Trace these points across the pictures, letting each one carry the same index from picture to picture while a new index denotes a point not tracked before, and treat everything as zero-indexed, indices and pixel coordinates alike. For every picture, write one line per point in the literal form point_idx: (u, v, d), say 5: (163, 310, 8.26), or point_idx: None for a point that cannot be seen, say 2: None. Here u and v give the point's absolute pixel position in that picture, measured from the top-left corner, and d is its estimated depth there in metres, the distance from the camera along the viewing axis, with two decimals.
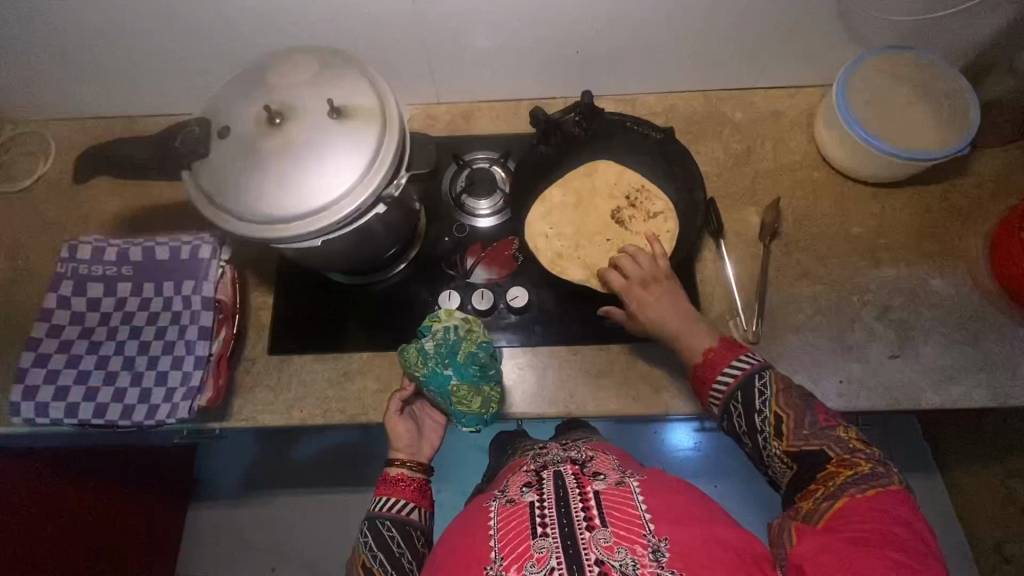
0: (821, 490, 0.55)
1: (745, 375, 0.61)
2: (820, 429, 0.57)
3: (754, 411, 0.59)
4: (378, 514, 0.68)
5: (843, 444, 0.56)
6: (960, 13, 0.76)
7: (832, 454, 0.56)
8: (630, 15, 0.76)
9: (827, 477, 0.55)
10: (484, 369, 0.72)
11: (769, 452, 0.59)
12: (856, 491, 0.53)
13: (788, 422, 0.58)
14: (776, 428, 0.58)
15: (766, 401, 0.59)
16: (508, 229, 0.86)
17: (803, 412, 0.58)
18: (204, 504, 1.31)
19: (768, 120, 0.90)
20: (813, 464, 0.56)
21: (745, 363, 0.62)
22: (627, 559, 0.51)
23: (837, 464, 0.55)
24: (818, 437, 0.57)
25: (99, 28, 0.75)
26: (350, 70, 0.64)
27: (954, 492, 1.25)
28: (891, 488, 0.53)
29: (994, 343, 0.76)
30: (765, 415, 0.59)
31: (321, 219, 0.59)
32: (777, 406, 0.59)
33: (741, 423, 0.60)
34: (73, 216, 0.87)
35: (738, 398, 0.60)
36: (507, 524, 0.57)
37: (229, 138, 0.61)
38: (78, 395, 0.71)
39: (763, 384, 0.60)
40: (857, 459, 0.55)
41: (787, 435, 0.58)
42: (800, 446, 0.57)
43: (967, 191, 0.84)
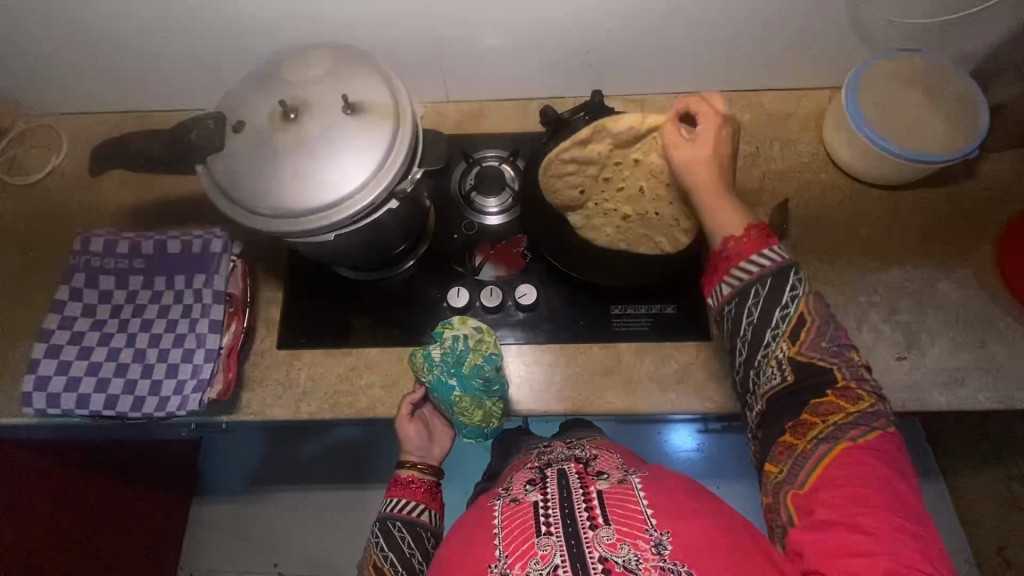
0: (817, 425, 0.53)
1: (777, 266, 0.56)
2: (837, 345, 0.55)
3: (778, 304, 0.56)
4: (389, 515, 0.71)
5: (853, 371, 0.55)
6: (971, 16, 0.76)
7: (838, 377, 0.54)
8: (640, 16, 0.77)
9: (826, 408, 0.53)
10: (487, 384, 0.74)
11: (771, 354, 0.56)
12: (854, 435, 0.52)
13: (809, 329, 0.55)
14: (794, 330, 0.55)
15: (795, 298, 0.56)
16: (516, 226, 0.86)
17: (827, 325, 0.56)
18: (208, 499, 1.32)
19: (777, 121, 0.90)
20: (815, 382, 0.54)
21: (778, 256, 0.57)
22: (630, 554, 0.52)
23: (839, 391, 0.54)
24: (833, 354, 0.54)
25: (113, 23, 0.75)
26: (365, 66, 0.64)
27: (957, 496, 1.25)
28: (885, 432, 0.52)
29: (1000, 346, 0.76)
30: (788, 311, 0.55)
31: (335, 212, 0.60)
32: (802, 307, 0.56)
33: (754, 314, 0.57)
34: (84, 209, 0.87)
35: (766, 284, 0.56)
36: (511, 522, 0.58)
37: (243, 131, 0.61)
38: (89, 387, 0.71)
39: (796, 279, 0.56)
40: (861, 393, 0.54)
41: (801, 342, 0.55)
42: (810, 357, 0.55)
43: (975, 194, 0.84)
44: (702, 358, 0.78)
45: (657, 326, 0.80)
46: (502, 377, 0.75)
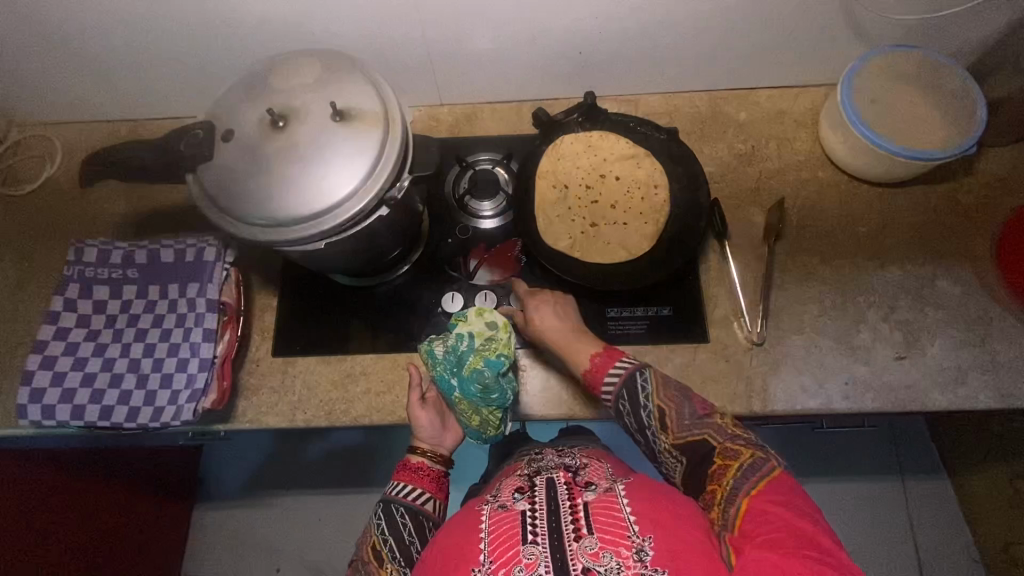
0: (720, 493, 0.59)
1: (627, 374, 0.68)
2: (698, 418, 0.65)
3: (640, 407, 0.66)
4: (392, 498, 0.72)
5: (724, 432, 0.63)
6: (965, 12, 0.76)
7: (714, 443, 0.63)
8: (631, 15, 0.76)
9: (719, 473, 0.61)
10: (485, 391, 0.72)
11: (659, 446, 0.66)
12: (746, 487, 0.57)
13: (671, 415, 0.65)
14: (661, 422, 0.65)
15: (648, 396, 0.66)
16: (511, 230, 0.86)
17: (683, 405, 0.66)
18: (209, 507, 1.31)
19: (772, 120, 0.89)
20: (702, 458, 0.63)
21: (627, 363, 0.69)
22: (613, 562, 0.52)
23: (722, 455, 0.62)
24: (697, 427, 0.64)
25: (103, 32, 0.75)
26: (354, 72, 0.64)
27: (963, 494, 1.24)
28: (774, 477, 0.58)
29: (1001, 344, 0.75)
30: (649, 409, 0.66)
31: (323, 222, 0.59)
32: (658, 402, 0.66)
33: (630, 420, 0.67)
34: (78, 218, 0.87)
35: (625, 395, 0.67)
36: (498, 528, 0.58)
37: (233, 140, 0.61)
38: (83, 398, 0.71)
39: (644, 380, 0.67)
40: (739, 449, 0.61)
41: (672, 429, 0.65)
42: (685, 437, 0.64)
43: (974, 190, 0.83)
44: (699, 361, 0.77)
45: (654, 328, 0.79)
46: (502, 385, 0.72)
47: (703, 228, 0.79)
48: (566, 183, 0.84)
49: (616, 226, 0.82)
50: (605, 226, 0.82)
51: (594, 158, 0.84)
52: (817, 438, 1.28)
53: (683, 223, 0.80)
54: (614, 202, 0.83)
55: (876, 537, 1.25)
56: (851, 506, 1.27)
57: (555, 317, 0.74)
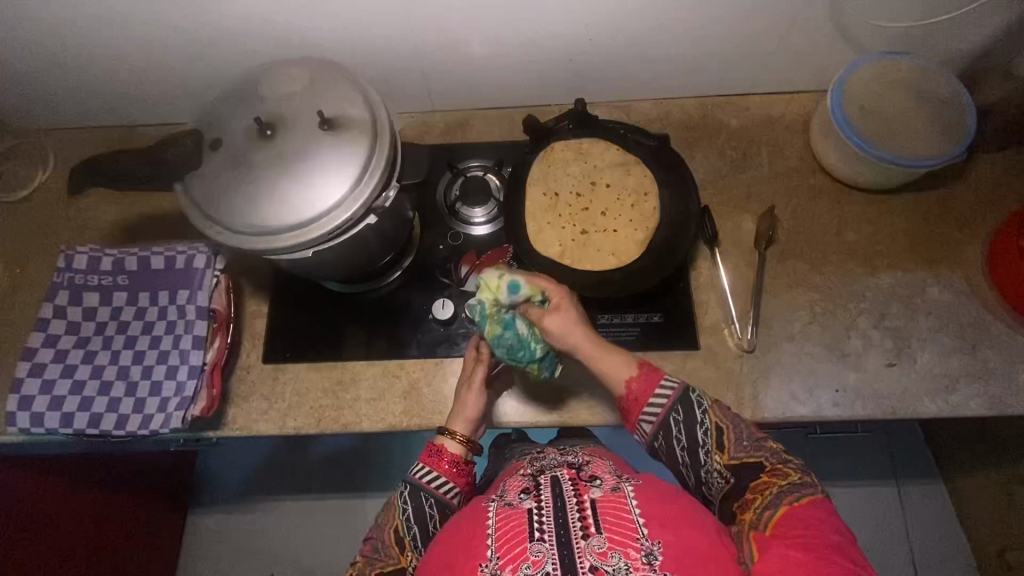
0: (758, 500, 0.60)
1: (678, 393, 0.66)
2: (755, 442, 0.64)
3: (695, 423, 0.65)
4: (421, 484, 0.70)
5: (777, 455, 0.63)
6: (955, 19, 0.76)
7: (767, 463, 0.62)
8: (621, 22, 0.76)
9: (763, 486, 0.61)
10: (513, 352, 0.70)
11: (708, 466, 0.64)
12: (790, 499, 0.59)
13: (727, 435, 0.64)
14: (716, 441, 0.64)
15: (704, 412, 0.65)
16: (502, 236, 0.86)
17: (740, 428, 0.65)
18: (203, 512, 1.31)
19: (763, 127, 0.89)
20: (750, 475, 0.62)
21: (672, 385, 0.66)
22: (621, 563, 0.52)
23: (770, 472, 0.61)
24: (754, 448, 0.63)
25: (94, 40, 0.75)
26: (342, 80, 0.64)
27: (957, 499, 1.24)
28: (815, 498, 0.59)
29: (991, 350, 0.75)
30: (705, 427, 0.64)
31: (310, 231, 0.59)
32: (715, 419, 0.65)
33: (682, 438, 0.64)
34: (69, 225, 0.87)
35: (679, 411, 0.65)
36: (505, 525, 0.57)
37: (220, 149, 0.61)
38: (72, 405, 0.71)
39: (698, 399, 0.66)
40: (788, 470, 0.61)
41: (727, 448, 0.64)
42: (739, 457, 0.63)
43: (965, 196, 0.83)
44: (689, 368, 0.77)
45: (644, 335, 0.79)
46: (527, 342, 0.69)
47: (693, 234, 0.78)
48: (557, 190, 0.84)
49: (606, 233, 0.82)
50: (595, 233, 0.82)
51: (585, 165, 0.85)
52: (811, 443, 1.28)
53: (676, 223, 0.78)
54: (604, 209, 0.84)
55: (873, 542, 1.24)
56: (848, 510, 1.27)
57: (570, 323, 0.69)
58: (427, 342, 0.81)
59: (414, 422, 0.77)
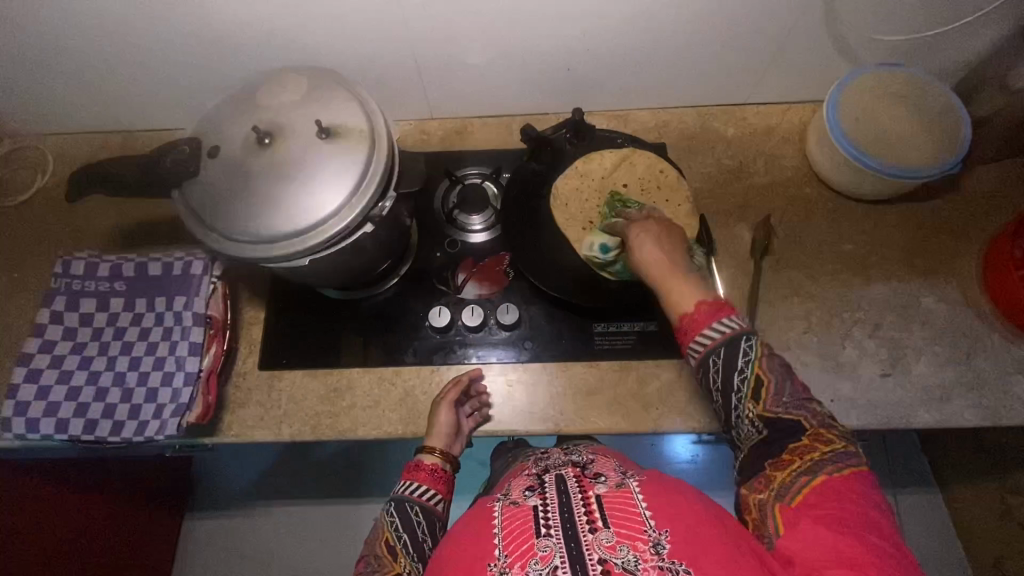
0: (796, 466, 0.54)
1: (731, 336, 0.59)
2: (798, 400, 0.57)
3: (734, 370, 0.58)
4: (406, 498, 0.71)
5: (819, 419, 0.57)
6: (948, 33, 0.77)
7: (807, 425, 0.56)
8: (618, 33, 0.76)
9: (801, 450, 0.55)
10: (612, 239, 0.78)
11: (742, 412, 0.58)
12: (830, 469, 0.53)
13: (768, 387, 0.57)
14: (755, 390, 0.58)
15: (749, 362, 0.58)
16: (500, 244, 0.87)
17: (785, 381, 0.58)
18: (199, 516, 1.31)
19: (760, 137, 0.90)
20: (786, 435, 0.56)
21: (732, 325, 0.60)
22: (630, 555, 0.50)
23: (811, 436, 0.55)
24: (797, 407, 0.57)
25: (94, 48, 0.76)
26: (341, 90, 0.64)
27: (953, 507, 1.24)
28: (860, 469, 0.54)
29: (986, 361, 0.76)
30: (746, 375, 0.58)
31: (308, 240, 0.59)
32: (758, 370, 0.58)
33: (717, 380, 0.59)
34: (66, 230, 0.87)
35: (722, 354, 0.59)
36: (511, 523, 0.56)
37: (218, 157, 0.62)
38: (68, 411, 0.71)
39: (748, 347, 0.58)
40: (829, 435, 0.55)
41: (765, 400, 0.57)
42: (777, 413, 0.57)
43: (960, 207, 0.84)
44: (684, 377, 0.77)
45: (640, 344, 0.79)
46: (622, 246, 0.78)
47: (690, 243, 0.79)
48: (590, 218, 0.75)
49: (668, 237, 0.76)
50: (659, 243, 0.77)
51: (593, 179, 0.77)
52: None
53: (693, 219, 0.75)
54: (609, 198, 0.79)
55: None
56: None
57: (656, 245, 0.64)
58: (423, 350, 0.81)
59: (410, 430, 0.77)
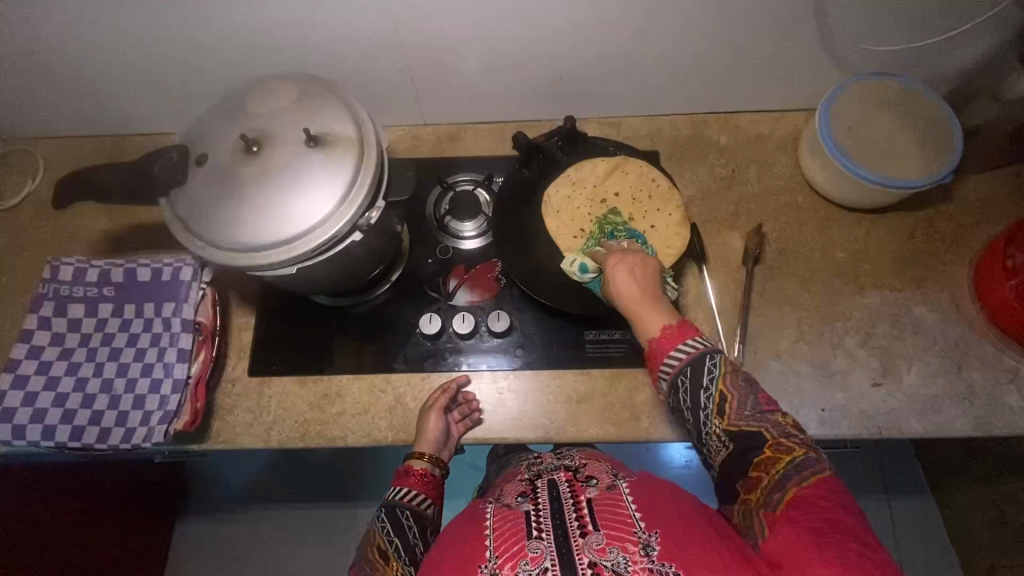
0: (765, 481, 0.54)
1: (693, 355, 0.59)
2: (760, 412, 0.57)
3: (699, 389, 0.58)
4: (397, 503, 0.71)
5: (782, 429, 0.56)
6: (942, 43, 0.77)
7: (769, 437, 0.55)
8: (611, 41, 0.77)
9: (766, 463, 0.54)
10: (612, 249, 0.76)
11: (709, 430, 0.58)
12: (797, 480, 0.52)
13: (731, 402, 0.57)
14: (718, 408, 0.57)
15: (713, 379, 0.58)
16: (492, 251, 0.86)
17: (746, 395, 0.57)
18: (191, 521, 1.30)
19: (753, 145, 0.90)
20: (750, 448, 0.55)
21: (697, 344, 0.60)
22: (619, 558, 0.50)
23: (775, 446, 0.54)
24: (758, 419, 0.56)
25: (84, 54, 0.76)
26: (331, 98, 0.64)
27: (946, 514, 1.24)
28: (825, 475, 0.52)
29: (978, 371, 0.75)
30: (710, 393, 0.58)
31: (295, 248, 0.59)
32: (721, 386, 0.58)
33: (686, 400, 0.59)
34: (56, 235, 0.87)
35: (686, 374, 0.59)
36: (502, 525, 0.56)
37: (206, 164, 0.61)
38: (54, 417, 0.71)
39: (712, 364, 0.58)
40: (793, 444, 0.54)
41: (728, 416, 0.57)
42: (739, 426, 0.56)
43: (953, 216, 0.84)
44: None
45: (631, 352, 0.79)
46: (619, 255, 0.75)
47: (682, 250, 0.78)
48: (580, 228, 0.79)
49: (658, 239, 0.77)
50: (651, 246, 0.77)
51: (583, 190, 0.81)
52: None
53: (682, 222, 0.78)
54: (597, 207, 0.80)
55: None
56: None
57: (629, 274, 0.65)
58: (413, 357, 0.80)
59: (399, 438, 0.77)
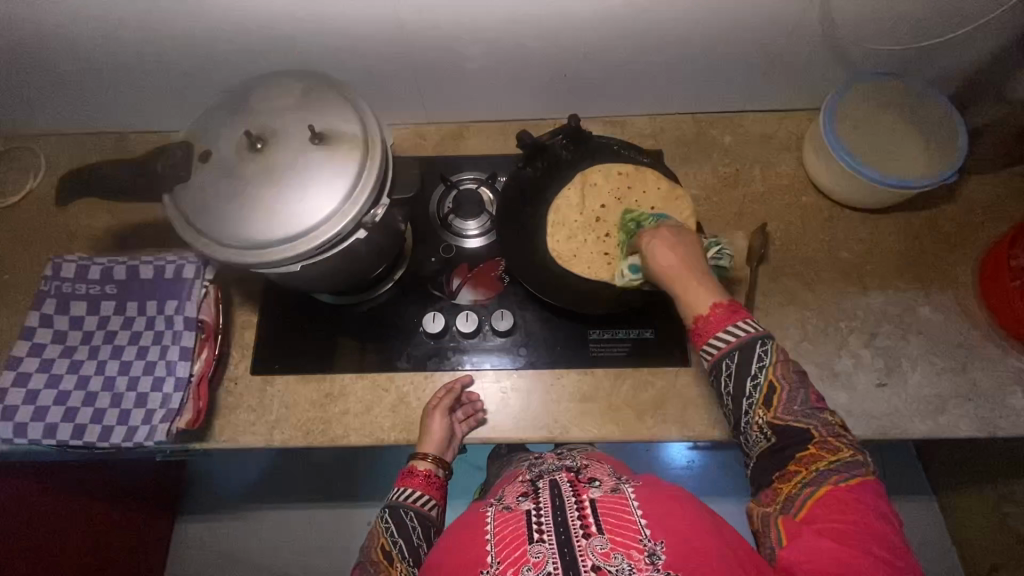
0: (801, 476, 0.54)
1: (744, 341, 0.58)
2: (809, 409, 0.56)
3: (747, 374, 0.57)
4: (401, 503, 0.71)
5: (830, 427, 0.55)
6: (948, 43, 0.77)
7: (815, 434, 0.55)
8: (617, 41, 0.77)
9: (808, 459, 0.54)
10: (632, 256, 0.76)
11: (751, 418, 0.58)
12: (836, 479, 0.52)
13: (780, 395, 0.56)
14: (765, 397, 0.57)
15: (763, 368, 0.57)
16: (495, 250, 0.86)
17: (797, 390, 0.57)
18: (192, 519, 1.30)
19: (757, 144, 0.90)
20: (792, 443, 0.55)
21: (749, 328, 0.58)
22: (624, 563, 0.50)
23: (819, 445, 0.54)
24: (807, 416, 0.55)
25: (89, 51, 0.75)
26: (335, 95, 0.64)
27: (948, 515, 1.24)
28: (865, 478, 0.52)
29: (981, 371, 0.75)
30: (758, 381, 0.57)
31: (299, 246, 0.59)
32: (771, 376, 0.57)
33: (729, 385, 0.59)
34: (59, 232, 0.87)
35: (734, 359, 0.58)
36: (504, 529, 0.56)
37: (210, 162, 0.61)
38: (56, 415, 0.70)
39: (763, 352, 0.57)
40: (837, 444, 0.54)
41: (775, 408, 0.57)
42: (786, 419, 0.56)
43: (957, 216, 0.84)
44: (678, 385, 0.77)
45: (635, 351, 0.79)
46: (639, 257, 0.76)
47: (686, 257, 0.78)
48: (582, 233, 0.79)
49: None
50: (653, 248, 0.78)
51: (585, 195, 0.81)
52: None
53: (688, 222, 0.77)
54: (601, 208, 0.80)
55: None
56: None
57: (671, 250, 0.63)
58: (416, 356, 0.80)
59: (402, 437, 0.77)
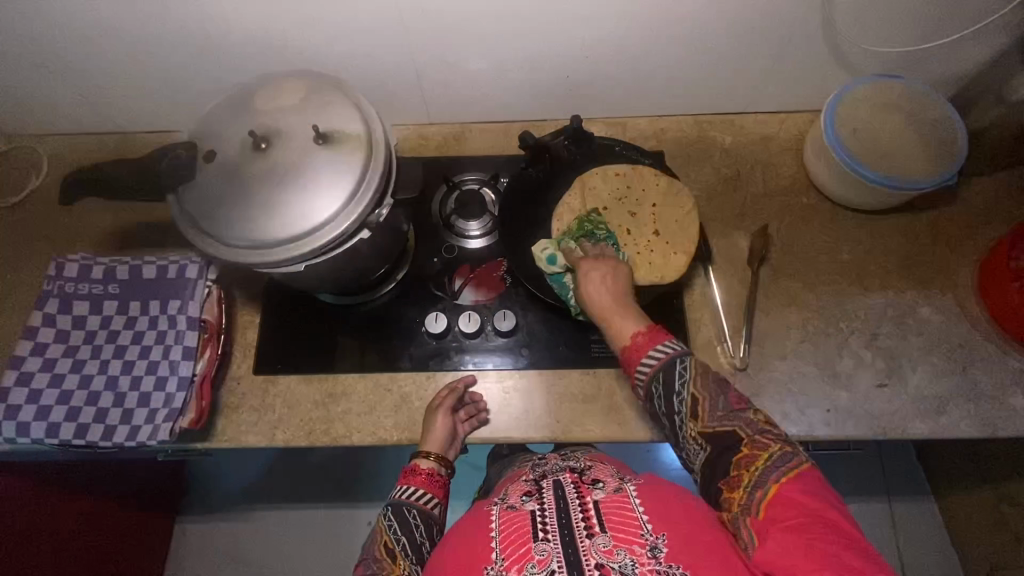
0: (745, 479, 0.54)
1: (666, 360, 0.58)
2: (733, 412, 0.57)
3: (673, 393, 0.58)
4: (404, 502, 0.71)
5: (754, 426, 0.56)
6: (949, 45, 0.77)
7: (743, 436, 0.56)
8: (619, 42, 0.77)
9: (745, 461, 0.54)
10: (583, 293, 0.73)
11: (684, 433, 0.59)
12: (775, 475, 0.52)
13: (704, 406, 0.57)
14: (692, 410, 0.58)
15: (685, 384, 0.58)
16: (497, 250, 0.86)
17: (718, 396, 0.58)
18: (192, 520, 1.30)
19: (758, 146, 0.90)
20: (725, 449, 0.56)
21: (670, 348, 0.59)
22: (627, 560, 0.50)
23: (751, 445, 0.55)
24: (731, 420, 0.57)
25: (93, 51, 0.76)
26: (339, 96, 0.64)
27: (947, 516, 1.24)
28: (803, 468, 0.53)
29: (981, 372, 0.76)
30: (683, 397, 0.58)
31: (303, 246, 0.59)
32: (694, 389, 0.58)
33: (661, 405, 0.59)
34: (61, 231, 0.87)
35: (660, 380, 0.58)
36: (508, 527, 0.56)
37: (215, 161, 0.61)
38: (58, 415, 0.70)
39: (683, 368, 0.58)
40: (767, 441, 0.55)
41: (703, 418, 0.57)
42: (715, 428, 0.57)
43: (956, 217, 0.84)
44: None
45: None
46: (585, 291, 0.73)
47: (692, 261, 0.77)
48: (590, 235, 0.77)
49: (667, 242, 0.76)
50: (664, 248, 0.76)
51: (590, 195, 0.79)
52: None
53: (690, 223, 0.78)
54: (603, 205, 0.79)
55: None
56: None
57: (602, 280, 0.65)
58: (418, 356, 0.80)
59: (405, 437, 0.77)
